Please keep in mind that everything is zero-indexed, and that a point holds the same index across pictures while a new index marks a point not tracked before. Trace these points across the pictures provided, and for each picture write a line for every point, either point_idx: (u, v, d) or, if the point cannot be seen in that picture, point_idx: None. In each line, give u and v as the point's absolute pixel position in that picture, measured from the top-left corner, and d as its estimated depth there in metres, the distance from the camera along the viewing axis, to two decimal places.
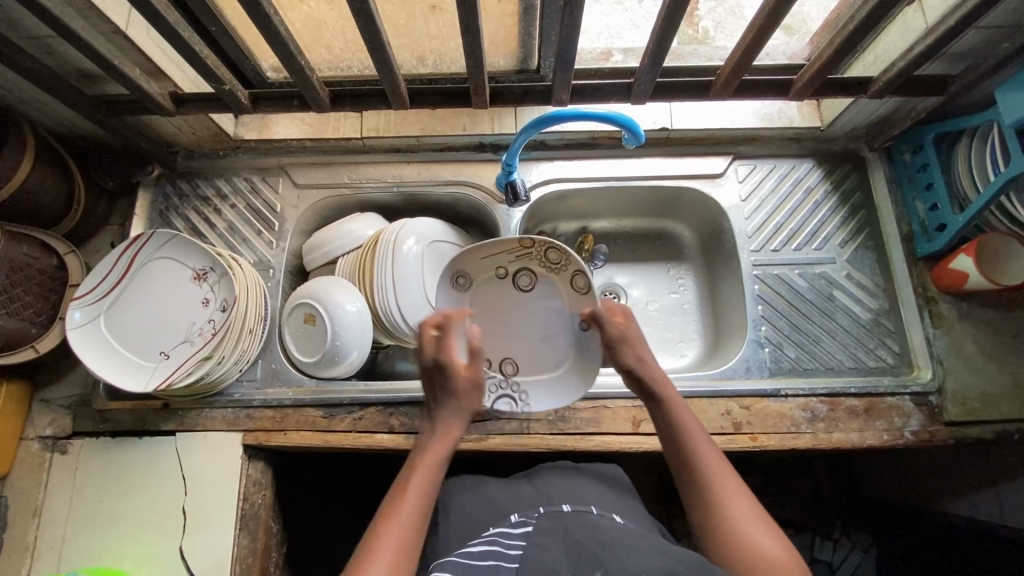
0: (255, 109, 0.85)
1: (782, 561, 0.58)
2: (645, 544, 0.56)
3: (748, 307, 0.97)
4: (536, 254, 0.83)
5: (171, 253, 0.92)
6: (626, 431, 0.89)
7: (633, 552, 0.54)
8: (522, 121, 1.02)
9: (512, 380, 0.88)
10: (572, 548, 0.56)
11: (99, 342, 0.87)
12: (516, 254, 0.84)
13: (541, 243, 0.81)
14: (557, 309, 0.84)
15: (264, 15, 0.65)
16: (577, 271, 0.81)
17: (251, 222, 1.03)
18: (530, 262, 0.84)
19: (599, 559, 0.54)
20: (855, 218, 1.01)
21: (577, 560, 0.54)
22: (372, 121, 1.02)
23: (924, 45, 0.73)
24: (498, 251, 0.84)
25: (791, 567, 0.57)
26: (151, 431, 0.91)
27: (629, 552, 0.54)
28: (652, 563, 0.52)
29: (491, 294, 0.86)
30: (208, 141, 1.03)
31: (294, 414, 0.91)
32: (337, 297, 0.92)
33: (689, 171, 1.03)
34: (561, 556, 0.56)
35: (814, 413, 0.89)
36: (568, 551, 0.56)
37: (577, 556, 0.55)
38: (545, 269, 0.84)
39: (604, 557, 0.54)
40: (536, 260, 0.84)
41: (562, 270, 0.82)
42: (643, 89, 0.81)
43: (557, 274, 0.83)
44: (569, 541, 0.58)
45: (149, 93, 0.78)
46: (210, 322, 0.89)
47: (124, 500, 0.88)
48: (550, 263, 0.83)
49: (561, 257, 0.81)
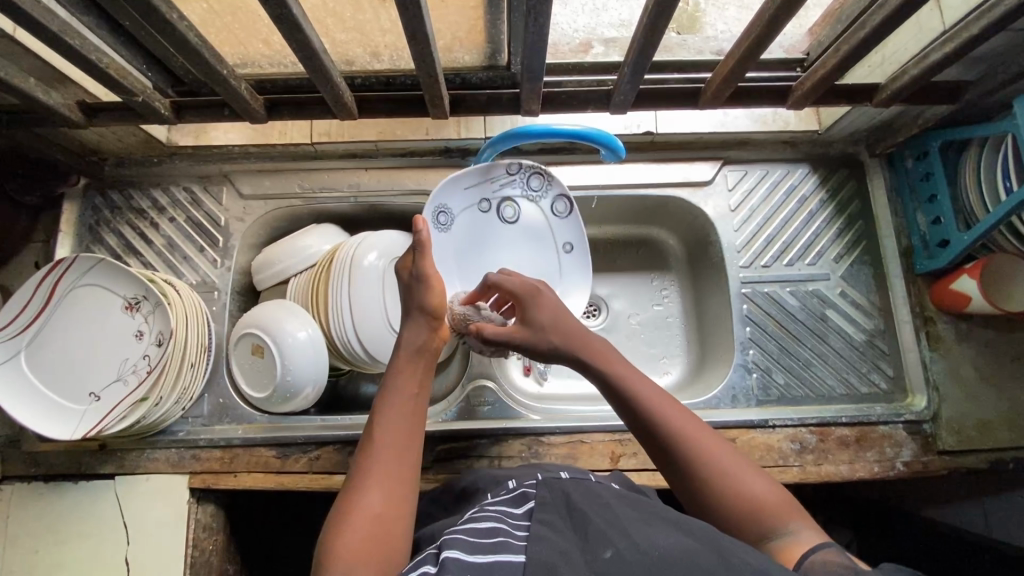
0: (180, 119, 0.74)
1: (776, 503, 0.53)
2: (655, 513, 0.50)
3: (735, 328, 0.91)
4: (522, 180, 0.86)
5: (97, 279, 0.82)
6: (605, 468, 0.83)
7: (644, 526, 0.48)
8: (490, 124, 0.91)
9: None
10: (577, 518, 0.50)
11: (22, 384, 0.78)
12: (503, 181, 0.86)
13: (528, 167, 0.85)
14: (542, 236, 0.88)
15: (165, 21, 0.54)
16: (559, 196, 0.87)
17: (193, 238, 0.93)
18: (512, 192, 0.86)
19: (608, 530, 0.47)
20: (851, 230, 0.93)
21: (584, 531, 0.48)
22: (324, 124, 0.91)
23: (943, 52, 0.64)
24: (482, 178, 0.85)
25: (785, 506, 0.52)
26: (87, 474, 0.83)
27: (641, 526, 0.48)
28: (668, 537, 0.46)
29: (484, 229, 0.86)
30: (138, 147, 0.91)
31: (243, 454, 0.84)
32: (287, 325, 0.84)
33: (674, 178, 0.94)
34: (566, 531, 0.49)
35: (802, 445, 0.84)
36: (573, 524, 0.50)
37: (584, 530, 0.48)
38: (525, 197, 0.87)
39: (613, 529, 0.47)
40: (520, 188, 0.87)
41: (543, 195, 0.87)
42: (623, 98, 0.72)
43: (537, 202, 0.87)
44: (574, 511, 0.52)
45: (49, 105, 0.67)
46: (145, 358, 0.80)
47: (61, 550, 0.81)
48: (534, 189, 0.87)
49: (544, 182, 0.86)
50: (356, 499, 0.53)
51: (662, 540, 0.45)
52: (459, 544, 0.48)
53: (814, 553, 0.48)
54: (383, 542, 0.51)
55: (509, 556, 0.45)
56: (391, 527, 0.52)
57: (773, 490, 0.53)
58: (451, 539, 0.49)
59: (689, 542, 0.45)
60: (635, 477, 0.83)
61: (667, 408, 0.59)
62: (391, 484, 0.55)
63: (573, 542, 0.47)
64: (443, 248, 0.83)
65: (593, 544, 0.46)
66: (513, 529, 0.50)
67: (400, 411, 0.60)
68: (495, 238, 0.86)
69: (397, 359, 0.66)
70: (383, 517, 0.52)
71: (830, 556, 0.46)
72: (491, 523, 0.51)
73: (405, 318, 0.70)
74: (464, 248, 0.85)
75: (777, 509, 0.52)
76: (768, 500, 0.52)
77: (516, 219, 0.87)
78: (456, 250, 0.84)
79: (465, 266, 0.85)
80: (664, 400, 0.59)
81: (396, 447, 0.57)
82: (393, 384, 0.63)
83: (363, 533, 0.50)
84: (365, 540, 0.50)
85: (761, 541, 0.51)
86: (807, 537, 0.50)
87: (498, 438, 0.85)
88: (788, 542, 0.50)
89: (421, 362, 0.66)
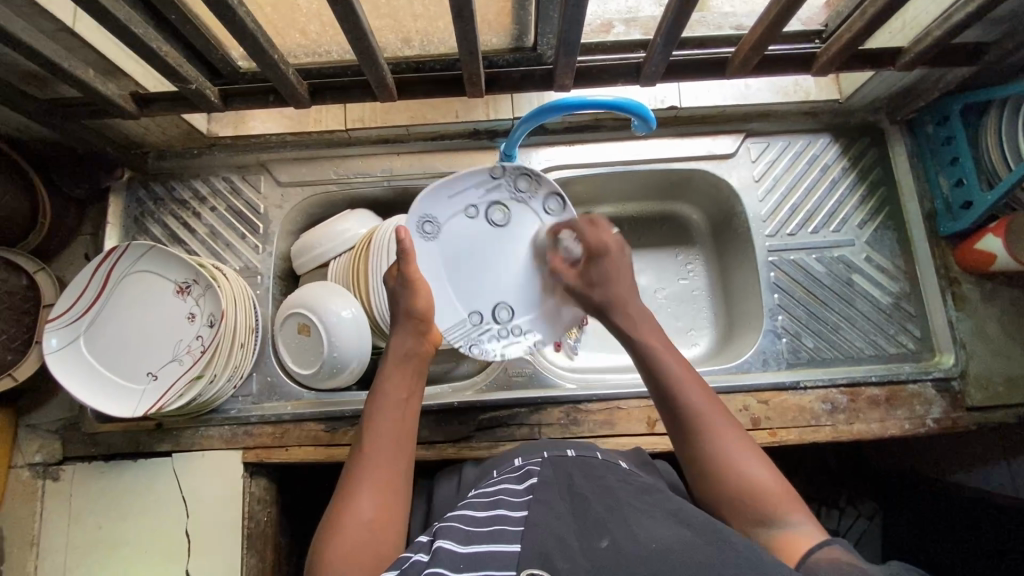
0: (227, 107, 0.77)
1: (777, 494, 0.59)
2: (652, 506, 0.56)
3: (763, 295, 0.93)
4: (507, 183, 0.82)
5: (149, 265, 0.85)
6: (642, 433, 0.86)
7: (643, 518, 0.53)
8: (518, 104, 0.94)
9: (511, 324, 0.84)
10: (577, 506, 0.56)
11: (83, 366, 0.82)
12: (486, 186, 0.82)
13: (512, 169, 0.82)
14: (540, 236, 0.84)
15: (226, 6, 0.57)
16: (548, 194, 0.83)
17: (234, 225, 0.97)
18: (500, 195, 0.83)
19: (606, 520, 0.52)
20: (874, 196, 0.95)
21: (583, 520, 0.53)
22: (357, 111, 0.94)
23: (966, 12, 0.66)
24: (464, 185, 0.81)
25: (785, 498, 0.59)
26: (145, 453, 0.87)
27: (639, 518, 0.53)
28: (662, 529, 0.51)
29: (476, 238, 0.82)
30: (180, 139, 0.94)
31: (294, 429, 0.87)
32: (331, 305, 0.87)
33: (699, 152, 0.96)
34: (567, 517, 0.54)
35: (834, 405, 0.86)
36: (573, 508, 0.56)
37: (585, 518, 0.53)
38: (515, 200, 0.83)
39: (610, 519, 0.53)
40: (506, 191, 0.83)
41: (533, 197, 0.83)
42: (653, 70, 0.74)
43: (527, 203, 0.83)
44: (575, 497, 0.57)
45: (107, 96, 0.70)
46: (198, 339, 0.83)
47: (124, 525, 0.85)
48: (520, 192, 0.82)
49: (531, 184, 0.82)
50: (350, 506, 0.61)
51: (660, 533, 0.50)
52: (453, 531, 0.54)
53: (817, 550, 0.53)
54: (377, 540, 0.59)
55: (501, 546, 0.51)
56: (381, 531, 0.60)
57: (778, 482, 0.60)
58: (447, 526, 0.56)
59: (687, 534, 0.50)
60: None
61: (698, 393, 0.67)
62: (381, 492, 0.63)
63: (574, 530, 0.52)
64: (430, 258, 0.81)
65: (592, 533, 0.51)
66: (509, 513, 0.56)
67: (387, 416, 0.69)
68: (489, 244, 0.83)
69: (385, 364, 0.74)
70: (375, 523, 0.60)
71: (833, 553, 0.52)
72: (491, 510, 0.57)
73: (394, 324, 0.76)
74: (455, 255, 0.82)
75: (778, 500, 0.58)
76: (773, 490, 0.59)
77: (509, 224, 0.83)
78: (443, 258, 0.82)
79: (459, 277, 0.83)
80: (691, 379, 0.68)
81: (387, 452, 0.66)
82: (384, 391, 0.71)
83: (360, 530, 0.59)
84: (358, 545, 0.58)
85: (760, 526, 0.58)
86: (807, 529, 0.56)
87: (538, 407, 0.88)
88: (791, 533, 0.56)
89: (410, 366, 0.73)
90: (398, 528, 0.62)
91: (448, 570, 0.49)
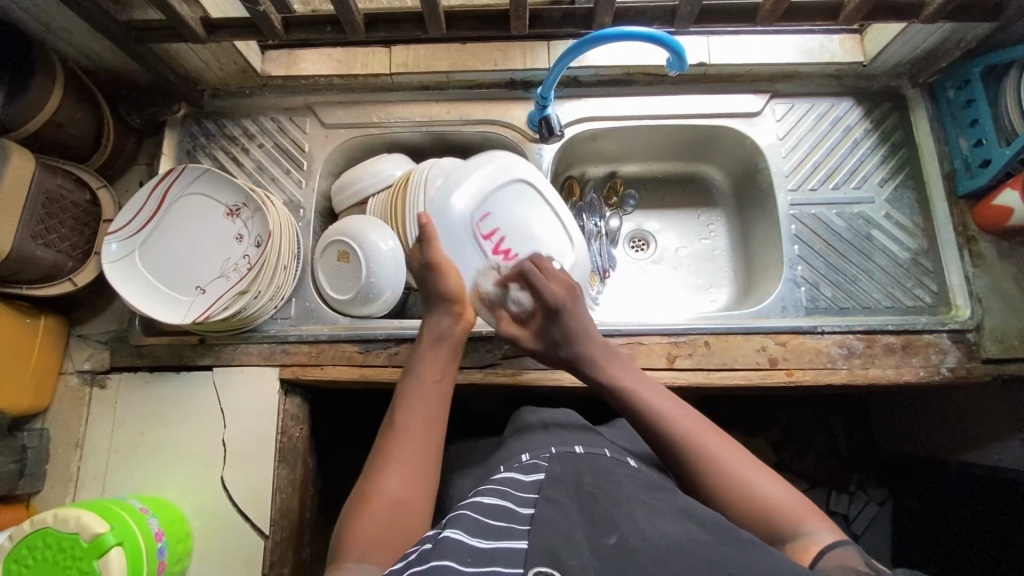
0: (287, 36, 0.84)
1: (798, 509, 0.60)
2: (659, 502, 0.58)
3: (784, 246, 0.97)
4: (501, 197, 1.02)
5: (202, 188, 0.90)
6: (662, 367, 0.88)
7: (649, 514, 0.55)
8: (554, 55, 0.99)
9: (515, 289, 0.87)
10: (587, 506, 0.57)
11: (136, 276, 0.87)
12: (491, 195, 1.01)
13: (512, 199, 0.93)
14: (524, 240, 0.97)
15: None
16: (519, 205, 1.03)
17: (280, 161, 1.02)
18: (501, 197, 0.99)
19: (614, 517, 0.54)
20: (895, 157, 0.99)
21: (590, 516, 0.55)
22: (401, 56, 0.99)
23: None
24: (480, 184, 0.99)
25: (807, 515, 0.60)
26: (188, 366, 0.92)
27: (645, 514, 0.55)
28: (669, 527, 0.53)
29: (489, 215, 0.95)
30: (235, 78, 1.00)
31: (329, 349, 0.92)
32: (370, 236, 0.91)
33: (727, 107, 1.00)
34: (575, 515, 0.56)
35: (850, 350, 0.89)
36: (581, 508, 0.57)
37: (591, 516, 0.55)
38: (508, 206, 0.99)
39: (617, 516, 0.55)
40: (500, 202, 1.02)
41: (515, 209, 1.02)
42: (688, 10, 0.78)
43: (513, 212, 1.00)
44: (583, 498, 0.58)
45: (184, 17, 0.76)
46: (245, 257, 0.88)
47: (164, 432, 0.90)
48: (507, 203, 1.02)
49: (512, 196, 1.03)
50: (379, 481, 0.63)
51: (667, 529, 0.53)
52: (463, 521, 0.55)
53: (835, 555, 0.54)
54: (401, 522, 0.60)
55: (510, 543, 0.53)
56: (408, 508, 0.61)
57: (791, 495, 0.61)
58: (458, 516, 0.57)
59: (695, 531, 0.53)
60: (689, 376, 0.88)
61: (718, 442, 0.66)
62: (410, 471, 0.64)
63: (583, 529, 0.54)
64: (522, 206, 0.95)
65: (600, 530, 0.53)
66: (518, 508, 0.58)
67: (423, 398, 0.71)
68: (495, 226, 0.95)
69: (422, 344, 0.78)
70: (404, 499, 0.62)
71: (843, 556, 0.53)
72: (498, 500, 0.59)
73: (428, 305, 0.81)
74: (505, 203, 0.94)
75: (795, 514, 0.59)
76: (785, 503, 0.60)
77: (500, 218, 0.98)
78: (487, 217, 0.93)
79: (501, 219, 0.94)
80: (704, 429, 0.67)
81: (419, 439, 0.67)
82: (418, 372, 0.74)
83: (385, 515, 0.60)
84: (392, 519, 0.60)
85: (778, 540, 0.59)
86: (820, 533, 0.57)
87: None
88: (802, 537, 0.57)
89: (443, 349, 0.77)
90: (423, 509, 0.63)
91: (457, 563, 0.50)
